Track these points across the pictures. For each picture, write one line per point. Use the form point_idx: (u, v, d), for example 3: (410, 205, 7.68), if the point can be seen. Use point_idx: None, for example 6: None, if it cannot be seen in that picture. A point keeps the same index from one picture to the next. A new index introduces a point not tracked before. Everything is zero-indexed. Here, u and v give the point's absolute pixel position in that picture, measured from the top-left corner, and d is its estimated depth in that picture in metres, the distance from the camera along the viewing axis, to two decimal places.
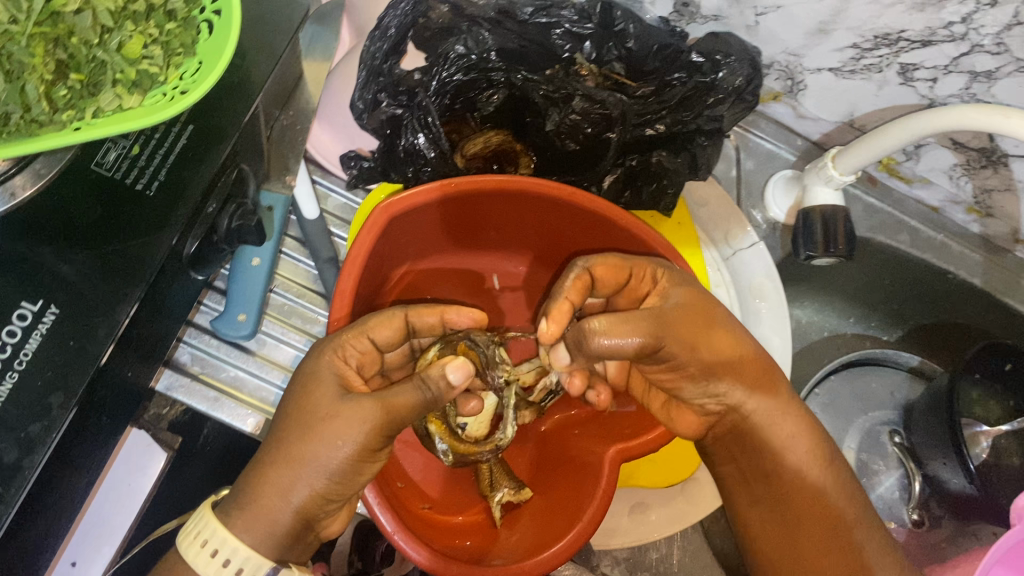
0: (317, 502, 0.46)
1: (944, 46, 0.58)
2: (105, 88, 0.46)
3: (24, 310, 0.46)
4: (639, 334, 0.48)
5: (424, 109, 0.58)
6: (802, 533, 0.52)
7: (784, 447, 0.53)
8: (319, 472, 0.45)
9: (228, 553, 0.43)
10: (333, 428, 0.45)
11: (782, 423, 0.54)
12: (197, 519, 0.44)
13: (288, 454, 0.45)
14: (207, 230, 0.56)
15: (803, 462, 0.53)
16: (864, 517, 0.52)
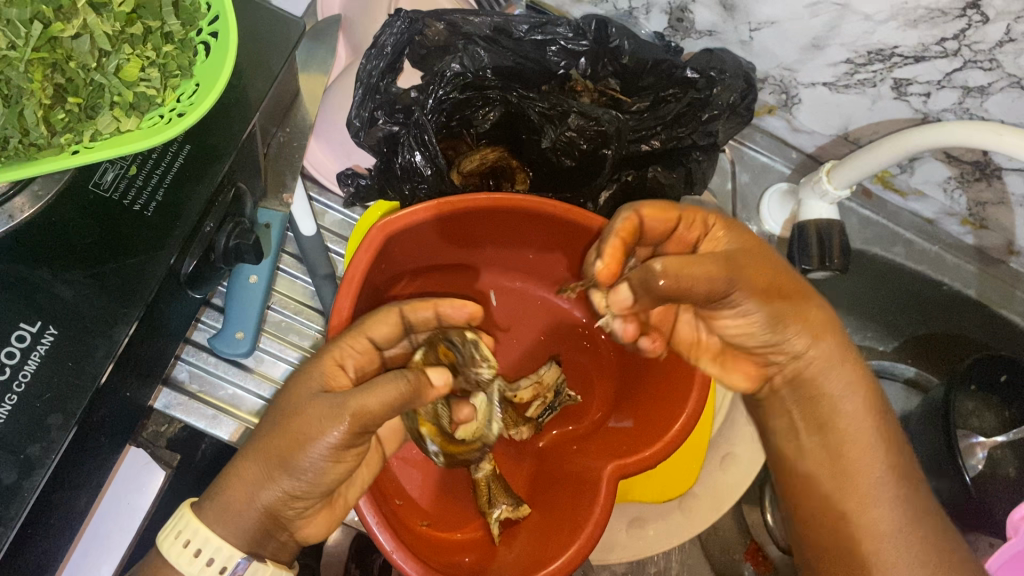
0: (284, 501, 0.45)
1: (937, 62, 0.58)
2: (103, 112, 0.47)
3: (23, 332, 0.47)
4: (710, 275, 0.44)
5: (420, 126, 0.59)
6: (849, 492, 0.47)
7: (841, 399, 0.48)
8: (285, 470, 0.44)
9: (202, 545, 0.44)
10: (297, 428, 0.44)
11: (839, 374, 0.48)
12: (177, 516, 0.45)
13: (261, 450, 0.45)
14: (205, 249, 0.57)
15: (856, 416, 0.48)
16: (916, 481, 0.48)
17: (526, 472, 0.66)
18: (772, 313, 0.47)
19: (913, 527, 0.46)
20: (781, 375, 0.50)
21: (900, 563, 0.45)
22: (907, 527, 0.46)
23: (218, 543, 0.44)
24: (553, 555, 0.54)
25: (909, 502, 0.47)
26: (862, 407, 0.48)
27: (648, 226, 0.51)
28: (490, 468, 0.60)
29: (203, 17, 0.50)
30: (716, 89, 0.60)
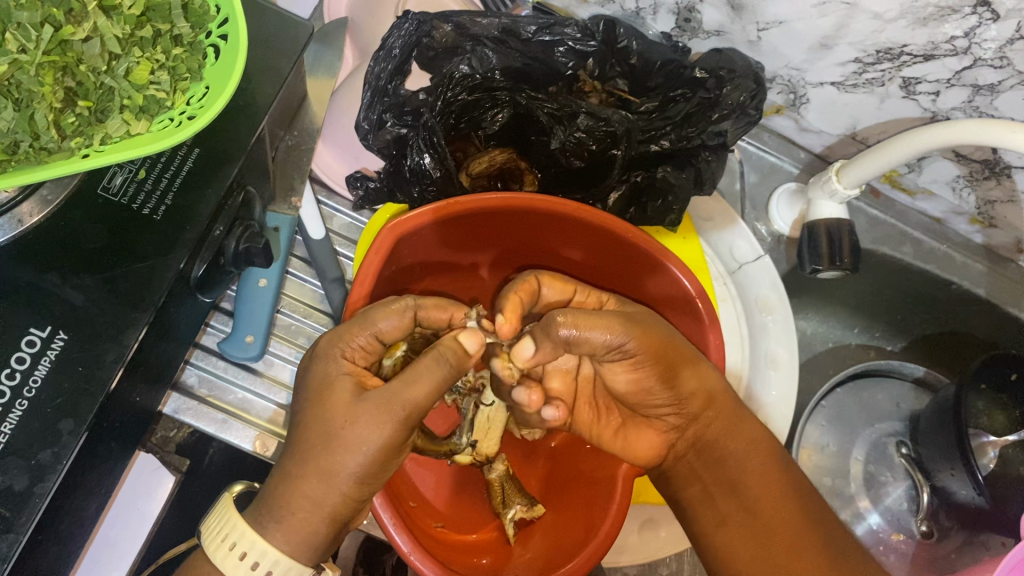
0: (349, 506, 0.46)
1: (946, 60, 0.58)
2: (113, 115, 0.47)
3: (32, 337, 0.47)
4: (607, 321, 0.49)
5: (430, 129, 0.58)
6: (772, 546, 0.50)
7: (746, 454, 0.53)
8: (349, 479, 0.45)
9: (258, 557, 0.44)
10: (353, 438, 0.45)
11: (739, 433, 0.54)
12: (220, 518, 0.45)
13: (313, 467, 0.45)
14: (214, 253, 0.56)
15: (760, 472, 0.53)
16: (831, 526, 0.51)
17: (539, 472, 0.66)
18: (666, 372, 0.52)
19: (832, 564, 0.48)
20: (683, 439, 0.56)
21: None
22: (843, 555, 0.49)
23: (274, 554, 0.44)
24: (571, 554, 0.54)
25: (826, 546, 0.49)
26: (764, 460, 0.53)
27: (547, 296, 0.57)
28: (504, 469, 0.61)
29: (212, 20, 0.49)
30: (724, 88, 0.60)
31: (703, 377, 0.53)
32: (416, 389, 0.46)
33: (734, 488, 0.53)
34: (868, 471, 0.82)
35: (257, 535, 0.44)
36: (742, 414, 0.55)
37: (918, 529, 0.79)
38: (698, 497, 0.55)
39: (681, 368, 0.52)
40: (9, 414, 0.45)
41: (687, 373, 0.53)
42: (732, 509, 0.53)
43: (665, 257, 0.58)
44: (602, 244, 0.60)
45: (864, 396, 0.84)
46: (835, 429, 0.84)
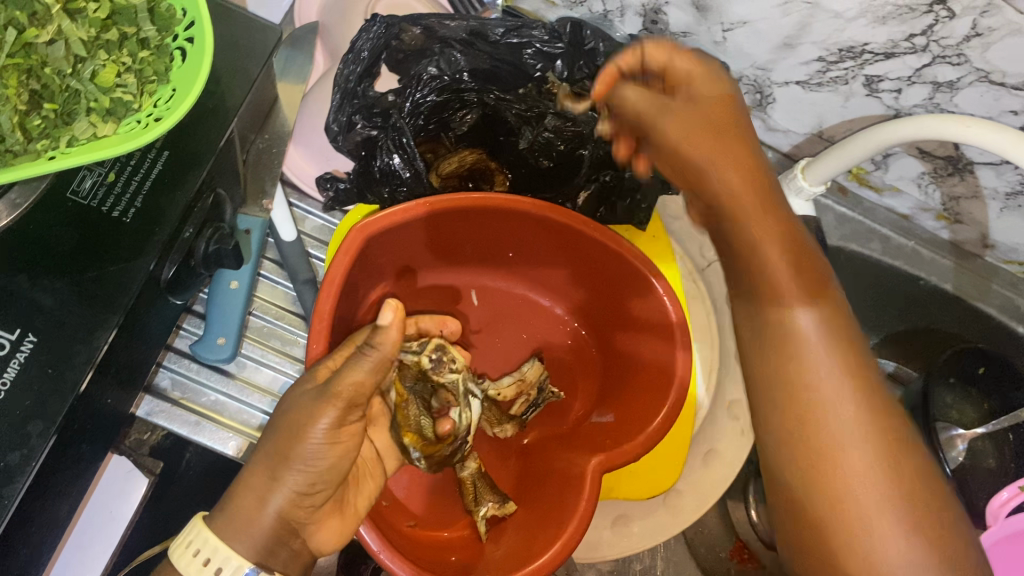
0: (295, 503, 0.48)
1: (906, 58, 0.59)
2: (79, 118, 0.47)
3: (1, 339, 0.47)
4: (639, 105, 0.46)
5: (398, 129, 0.60)
6: (827, 472, 0.39)
7: (807, 347, 0.41)
8: (293, 475, 0.48)
9: (209, 553, 0.45)
10: (296, 421, 0.48)
11: (797, 317, 0.41)
12: (189, 528, 0.47)
13: (268, 452, 0.49)
14: (184, 255, 0.57)
15: (857, 420, 0.39)
16: (926, 465, 0.39)
17: (511, 470, 0.66)
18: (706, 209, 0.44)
19: (922, 513, 0.38)
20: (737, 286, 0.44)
21: (905, 560, 0.37)
22: (878, 461, 0.38)
23: (227, 552, 0.45)
24: (539, 552, 0.54)
25: (915, 479, 0.39)
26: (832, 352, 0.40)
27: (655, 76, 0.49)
28: (475, 467, 0.61)
29: (178, 23, 0.50)
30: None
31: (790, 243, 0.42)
32: (350, 377, 0.48)
33: (800, 403, 0.40)
34: None
35: (218, 540, 0.46)
36: (825, 284, 0.43)
37: None
38: (758, 308, 0.42)
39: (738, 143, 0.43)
40: None
41: (763, 219, 0.42)
42: (792, 394, 0.41)
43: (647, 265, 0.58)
44: (581, 248, 0.61)
45: None
46: None
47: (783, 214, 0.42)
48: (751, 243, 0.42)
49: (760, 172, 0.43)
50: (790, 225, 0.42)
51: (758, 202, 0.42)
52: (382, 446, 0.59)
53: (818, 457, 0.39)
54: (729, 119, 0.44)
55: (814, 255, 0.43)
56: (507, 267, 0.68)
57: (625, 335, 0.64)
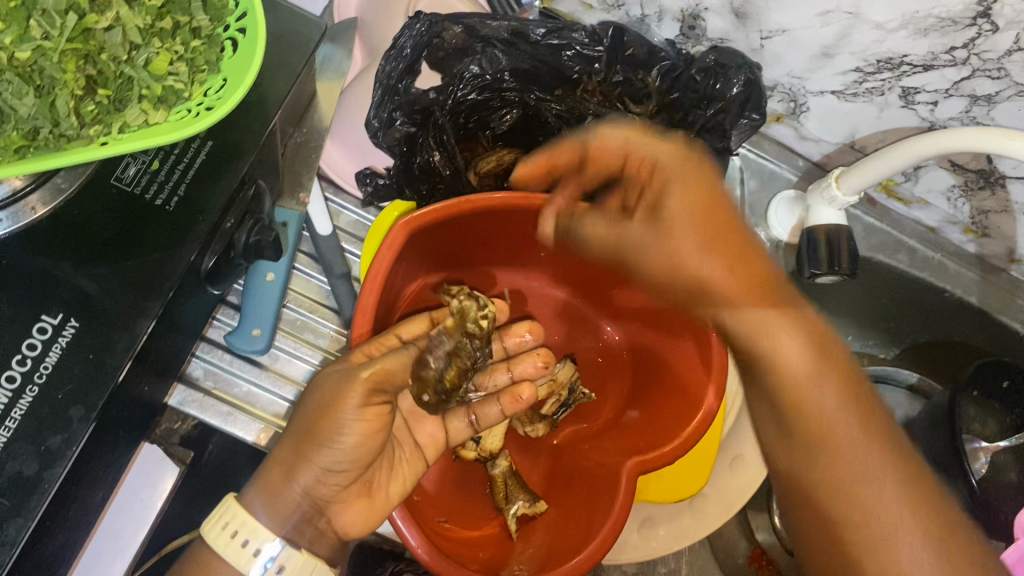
0: (322, 479, 0.50)
1: (945, 70, 0.60)
2: (131, 105, 0.47)
3: (44, 323, 0.48)
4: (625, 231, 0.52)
5: (441, 127, 0.60)
6: (836, 502, 0.43)
7: (784, 359, 0.45)
8: (322, 451, 0.49)
9: (242, 530, 0.48)
10: (326, 399, 0.48)
11: (786, 342, 0.45)
12: (221, 506, 0.49)
13: (297, 432, 0.50)
14: (224, 246, 0.57)
15: (847, 442, 0.43)
16: (919, 469, 0.43)
17: (542, 471, 0.66)
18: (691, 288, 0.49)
19: (933, 523, 0.41)
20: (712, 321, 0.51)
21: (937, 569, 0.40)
22: (887, 494, 0.42)
23: (255, 525, 0.48)
24: (574, 551, 0.54)
25: (919, 492, 0.42)
26: (811, 364, 0.45)
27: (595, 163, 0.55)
28: (507, 465, 0.62)
29: (232, 14, 0.50)
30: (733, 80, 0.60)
31: (802, 322, 0.46)
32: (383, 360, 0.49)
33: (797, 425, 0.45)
34: None
35: (246, 514, 0.48)
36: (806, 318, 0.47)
37: None
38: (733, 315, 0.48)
39: (734, 225, 0.49)
40: (9, 416, 0.46)
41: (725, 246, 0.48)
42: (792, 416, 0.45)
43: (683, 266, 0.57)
44: None
45: None
46: None
47: (759, 270, 0.48)
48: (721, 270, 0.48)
49: (753, 264, 0.48)
50: (767, 282, 0.48)
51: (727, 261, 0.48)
52: (415, 442, 0.59)
53: (826, 480, 0.43)
54: (702, 202, 0.49)
55: (779, 282, 0.48)
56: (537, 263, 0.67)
57: (651, 336, 0.65)
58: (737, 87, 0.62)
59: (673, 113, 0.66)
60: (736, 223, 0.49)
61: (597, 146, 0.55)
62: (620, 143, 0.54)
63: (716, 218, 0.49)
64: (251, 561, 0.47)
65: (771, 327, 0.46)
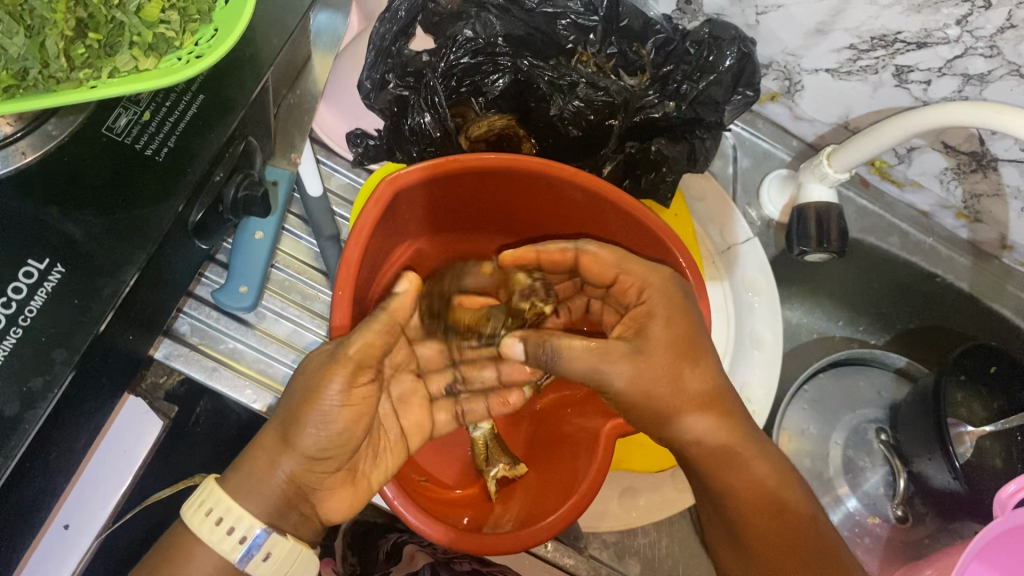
0: (307, 465, 0.48)
1: (939, 48, 0.60)
2: (122, 50, 0.47)
3: (30, 268, 0.48)
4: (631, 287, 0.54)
5: (431, 88, 0.61)
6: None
7: (747, 477, 0.51)
8: (308, 436, 0.48)
9: (226, 517, 0.46)
10: (307, 388, 0.47)
11: (743, 468, 0.51)
12: (203, 489, 0.47)
13: (283, 422, 0.49)
14: (212, 200, 0.57)
15: (790, 525, 0.50)
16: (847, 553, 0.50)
17: (524, 437, 0.66)
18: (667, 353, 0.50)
19: None
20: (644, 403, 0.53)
21: None
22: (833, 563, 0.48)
23: (239, 511, 0.46)
24: (554, 508, 0.55)
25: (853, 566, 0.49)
26: (759, 466, 0.52)
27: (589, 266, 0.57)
28: (488, 428, 0.62)
29: None
30: (725, 51, 0.61)
31: (762, 465, 0.52)
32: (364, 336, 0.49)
33: (748, 523, 0.51)
34: (847, 455, 0.80)
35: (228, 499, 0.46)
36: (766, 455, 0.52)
37: (894, 514, 0.78)
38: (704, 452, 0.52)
39: (685, 368, 0.51)
40: (7, 336, 0.46)
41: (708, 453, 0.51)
42: (744, 519, 0.51)
43: (674, 246, 0.57)
44: (601, 219, 0.61)
45: (846, 381, 0.83)
46: (816, 416, 0.82)
47: (732, 422, 0.52)
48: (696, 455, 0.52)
49: (706, 384, 0.52)
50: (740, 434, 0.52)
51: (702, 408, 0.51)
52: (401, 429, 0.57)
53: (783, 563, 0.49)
54: (683, 329, 0.51)
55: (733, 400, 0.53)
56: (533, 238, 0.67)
57: None
58: (730, 59, 0.62)
59: (667, 84, 0.65)
60: (700, 360, 0.51)
61: (597, 251, 0.56)
62: (614, 261, 0.55)
63: (671, 377, 0.50)
64: (236, 548, 0.46)
65: (739, 462, 0.51)
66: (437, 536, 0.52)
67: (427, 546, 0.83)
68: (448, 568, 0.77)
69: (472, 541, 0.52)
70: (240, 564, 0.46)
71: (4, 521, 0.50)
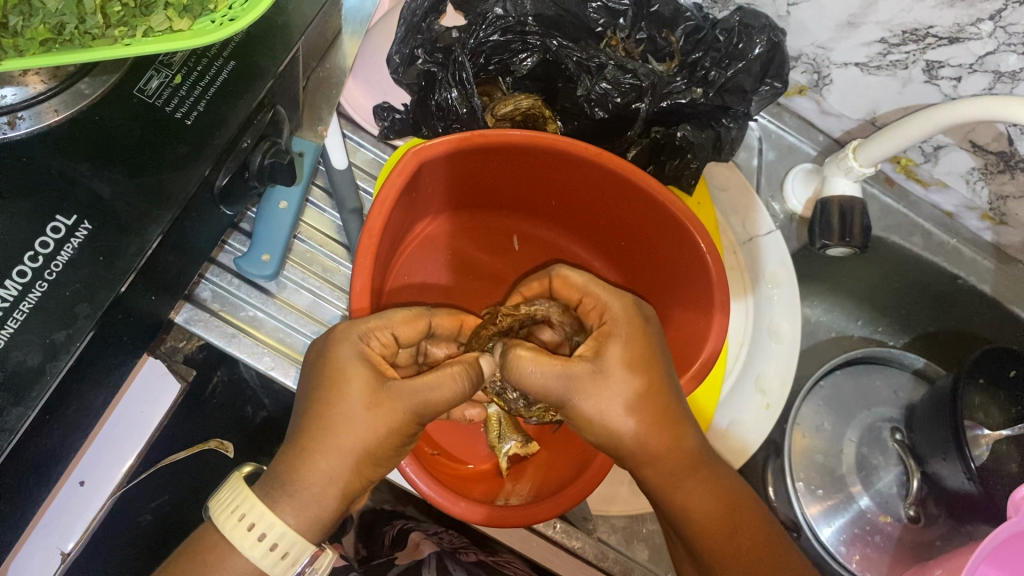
0: (360, 480, 0.48)
1: (971, 44, 0.58)
2: (156, 10, 0.47)
3: (58, 224, 0.47)
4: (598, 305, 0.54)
5: (459, 64, 0.61)
6: None
7: (695, 492, 0.51)
8: (363, 454, 0.47)
9: (274, 537, 0.44)
10: (380, 425, 0.47)
11: (690, 484, 0.51)
12: (237, 493, 0.45)
13: (336, 447, 0.47)
14: (239, 166, 0.56)
15: (732, 531, 0.50)
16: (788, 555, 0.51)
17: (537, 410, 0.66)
18: (646, 384, 0.50)
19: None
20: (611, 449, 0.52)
21: None
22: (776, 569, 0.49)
23: (295, 536, 0.45)
24: (567, 484, 0.55)
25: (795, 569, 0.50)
26: (710, 480, 0.51)
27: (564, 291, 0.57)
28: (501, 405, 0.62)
29: None
30: (754, 38, 0.61)
31: (715, 483, 0.52)
32: (436, 394, 0.48)
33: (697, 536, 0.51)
34: (861, 453, 0.80)
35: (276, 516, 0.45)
36: (716, 471, 0.52)
37: (906, 514, 0.77)
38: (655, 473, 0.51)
39: (659, 390, 0.50)
40: (15, 311, 0.45)
41: (659, 473, 0.51)
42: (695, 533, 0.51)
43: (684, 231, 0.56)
44: (622, 202, 0.61)
45: (862, 380, 0.82)
46: (829, 411, 0.82)
47: (684, 442, 0.51)
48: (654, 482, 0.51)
49: (662, 402, 0.50)
50: (692, 452, 0.51)
51: (656, 429, 0.50)
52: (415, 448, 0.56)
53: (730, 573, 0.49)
54: (640, 350, 0.50)
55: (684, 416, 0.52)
56: (550, 218, 0.68)
57: (657, 294, 0.66)
58: (759, 48, 0.62)
59: (696, 71, 0.65)
60: (667, 384, 0.51)
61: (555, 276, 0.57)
62: (581, 284, 0.55)
63: (646, 394, 0.50)
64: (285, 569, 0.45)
65: (692, 478, 0.51)
66: (445, 505, 0.52)
67: (431, 533, 0.82)
68: (456, 558, 0.77)
69: (494, 514, 0.53)
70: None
71: (22, 470, 0.50)
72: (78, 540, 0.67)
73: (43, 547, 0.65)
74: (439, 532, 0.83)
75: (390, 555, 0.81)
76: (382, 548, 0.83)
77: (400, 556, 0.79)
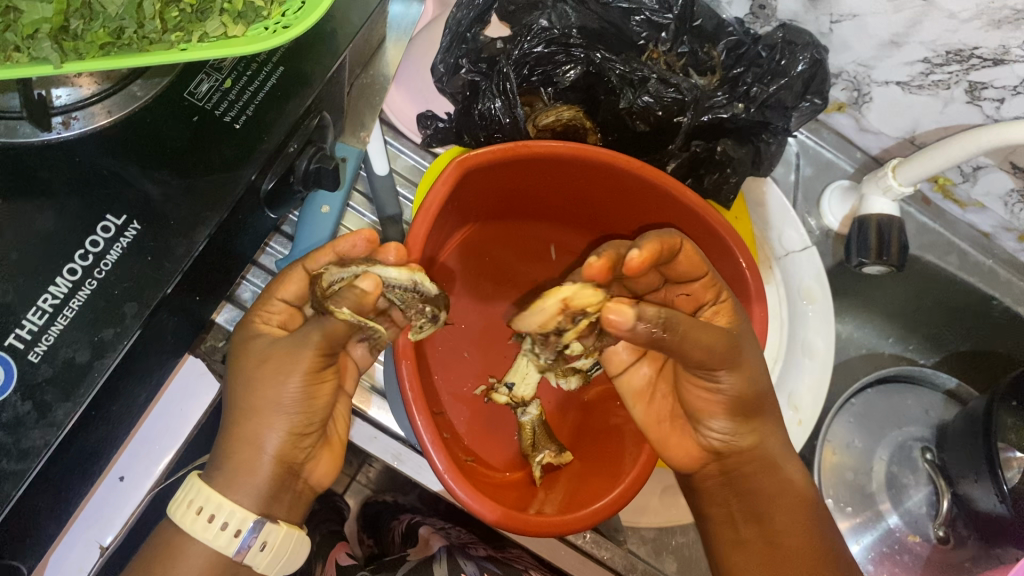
0: (291, 441, 0.49)
1: (1016, 66, 0.58)
2: (212, 16, 0.47)
3: (108, 223, 0.47)
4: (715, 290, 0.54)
5: (503, 75, 0.63)
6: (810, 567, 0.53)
7: (776, 477, 0.55)
8: (280, 411, 0.48)
9: (214, 511, 0.46)
10: (274, 367, 0.48)
11: (776, 472, 0.55)
12: (185, 488, 0.48)
13: (253, 413, 0.48)
14: (285, 170, 0.56)
15: (798, 522, 0.54)
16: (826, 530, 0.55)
17: (570, 424, 0.67)
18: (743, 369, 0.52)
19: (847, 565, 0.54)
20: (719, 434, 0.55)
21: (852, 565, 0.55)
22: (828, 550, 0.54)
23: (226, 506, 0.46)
24: (596, 496, 0.56)
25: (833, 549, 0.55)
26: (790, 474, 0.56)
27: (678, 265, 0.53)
28: (536, 414, 0.63)
29: None
30: (797, 56, 0.62)
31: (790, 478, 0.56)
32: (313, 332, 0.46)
33: (772, 521, 0.54)
34: (892, 472, 0.80)
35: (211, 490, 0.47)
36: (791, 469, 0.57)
37: (935, 534, 0.77)
38: (751, 453, 0.55)
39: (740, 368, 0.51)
40: (66, 307, 0.46)
41: (754, 456, 0.55)
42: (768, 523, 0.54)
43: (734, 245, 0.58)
44: (665, 215, 0.61)
45: (894, 399, 0.82)
46: (861, 430, 0.82)
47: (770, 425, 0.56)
48: (748, 464, 0.55)
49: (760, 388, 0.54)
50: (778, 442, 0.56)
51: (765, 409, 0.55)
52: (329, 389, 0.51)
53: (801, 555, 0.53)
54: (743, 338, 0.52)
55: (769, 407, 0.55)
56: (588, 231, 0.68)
57: None
58: (802, 64, 0.63)
59: (736, 86, 0.66)
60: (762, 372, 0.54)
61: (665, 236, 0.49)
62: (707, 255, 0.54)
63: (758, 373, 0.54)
64: (230, 542, 0.47)
65: (777, 465, 0.55)
66: (487, 514, 0.53)
67: (440, 527, 0.82)
68: (465, 552, 0.75)
69: (508, 516, 0.53)
70: (238, 558, 0.47)
71: (65, 466, 0.51)
72: (117, 533, 0.67)
73: (84, 538, 0.66)
74: (448, 527, 0.83)
75: (402, 551, 0.81)
76: (393, 545, 0.84)
77: (412, 553, 0.79)
